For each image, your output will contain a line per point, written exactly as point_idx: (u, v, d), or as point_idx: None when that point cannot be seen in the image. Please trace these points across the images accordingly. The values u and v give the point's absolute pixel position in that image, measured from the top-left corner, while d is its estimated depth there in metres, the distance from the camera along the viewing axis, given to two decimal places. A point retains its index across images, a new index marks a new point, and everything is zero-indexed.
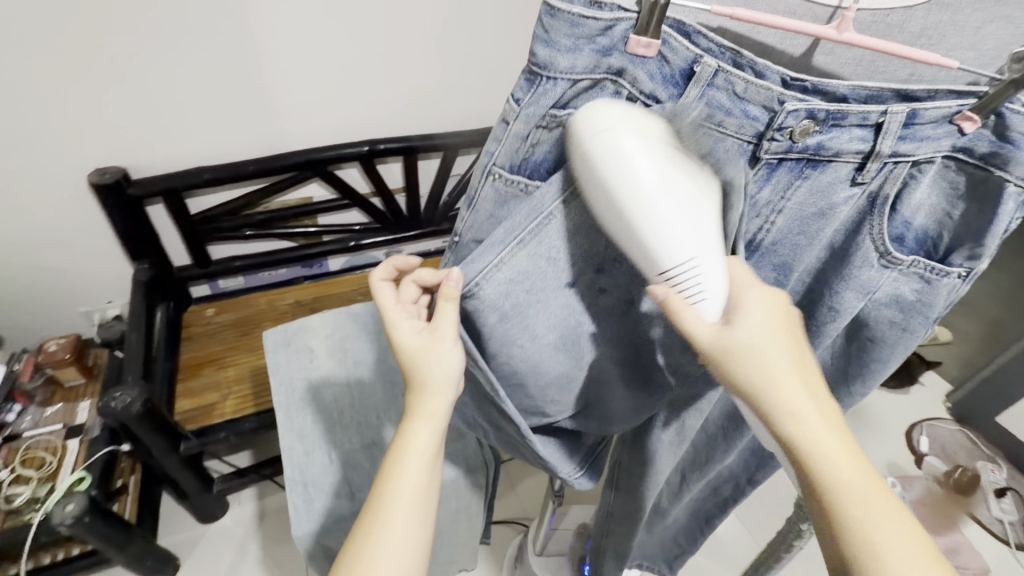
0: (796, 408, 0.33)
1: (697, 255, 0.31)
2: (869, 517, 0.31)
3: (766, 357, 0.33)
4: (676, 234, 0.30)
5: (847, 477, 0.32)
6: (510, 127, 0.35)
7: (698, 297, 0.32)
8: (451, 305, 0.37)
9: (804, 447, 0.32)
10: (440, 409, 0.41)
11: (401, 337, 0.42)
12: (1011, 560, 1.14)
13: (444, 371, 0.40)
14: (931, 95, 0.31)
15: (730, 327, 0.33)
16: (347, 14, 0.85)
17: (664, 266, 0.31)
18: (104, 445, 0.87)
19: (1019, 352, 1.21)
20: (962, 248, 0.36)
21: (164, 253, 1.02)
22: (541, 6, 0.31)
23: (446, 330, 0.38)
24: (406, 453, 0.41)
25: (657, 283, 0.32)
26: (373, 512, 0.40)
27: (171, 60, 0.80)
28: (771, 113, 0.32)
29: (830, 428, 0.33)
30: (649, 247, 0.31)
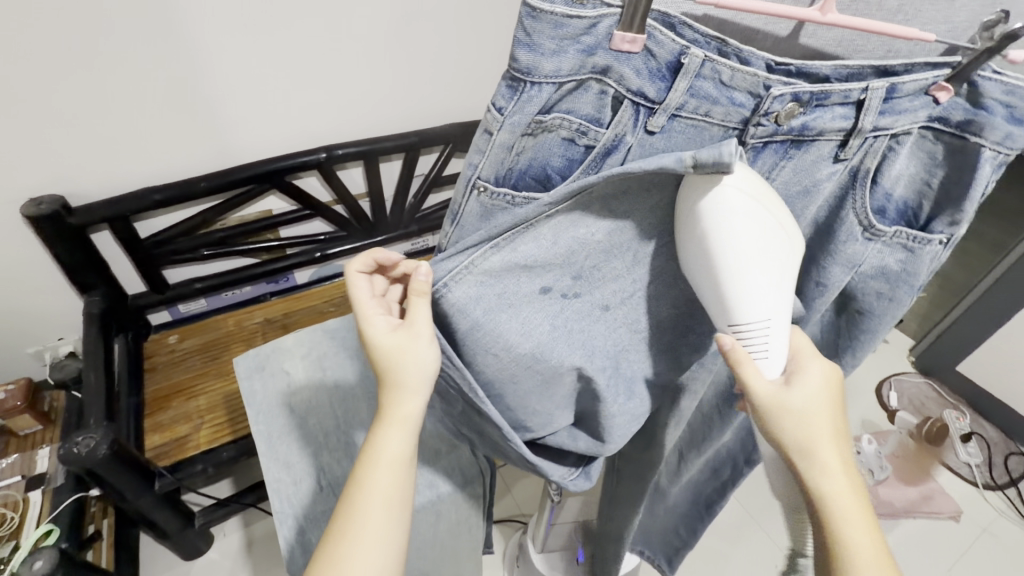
0: (832, 468, 0.36)
1: (773, 316, 0.33)
2: None
3: (814, 420, 0.36)
4: (760, 295, 0.32)
5: (863, 541, 0.35)
6: (493, 138, 0.33)
7: (763, 354, 0.35)
8: (422, 300, 0.37)
9: (826, 499, 0.35)
10: (413, 411, 0.41)
11: (373, 331, 0.40)
12: (979, 499, 1.21)
13: (419, 371, 0.39)
14: (908, 69, 0.31)
15: (789, 387, 0.36)
16: (292, 13, 0.81)
17: (738, 322, 0.33)
18: (72, 493, 0.82)
19: (972, 304, 1.28)
20: (943, 214, 0.36)
21: (116, 282, 0.95)
22: (521, 7, 0.29)
23: (421, 325, 0.38)
24: (376, 459, 0.40)
25: (725, 333, 0.35)
26: (347, 513, 0.39)
27: (101, 82, 0.74)
28: (756, 99, 0.32)
29: (855, 495, 0.36)
30: (731, 302, 0.32)
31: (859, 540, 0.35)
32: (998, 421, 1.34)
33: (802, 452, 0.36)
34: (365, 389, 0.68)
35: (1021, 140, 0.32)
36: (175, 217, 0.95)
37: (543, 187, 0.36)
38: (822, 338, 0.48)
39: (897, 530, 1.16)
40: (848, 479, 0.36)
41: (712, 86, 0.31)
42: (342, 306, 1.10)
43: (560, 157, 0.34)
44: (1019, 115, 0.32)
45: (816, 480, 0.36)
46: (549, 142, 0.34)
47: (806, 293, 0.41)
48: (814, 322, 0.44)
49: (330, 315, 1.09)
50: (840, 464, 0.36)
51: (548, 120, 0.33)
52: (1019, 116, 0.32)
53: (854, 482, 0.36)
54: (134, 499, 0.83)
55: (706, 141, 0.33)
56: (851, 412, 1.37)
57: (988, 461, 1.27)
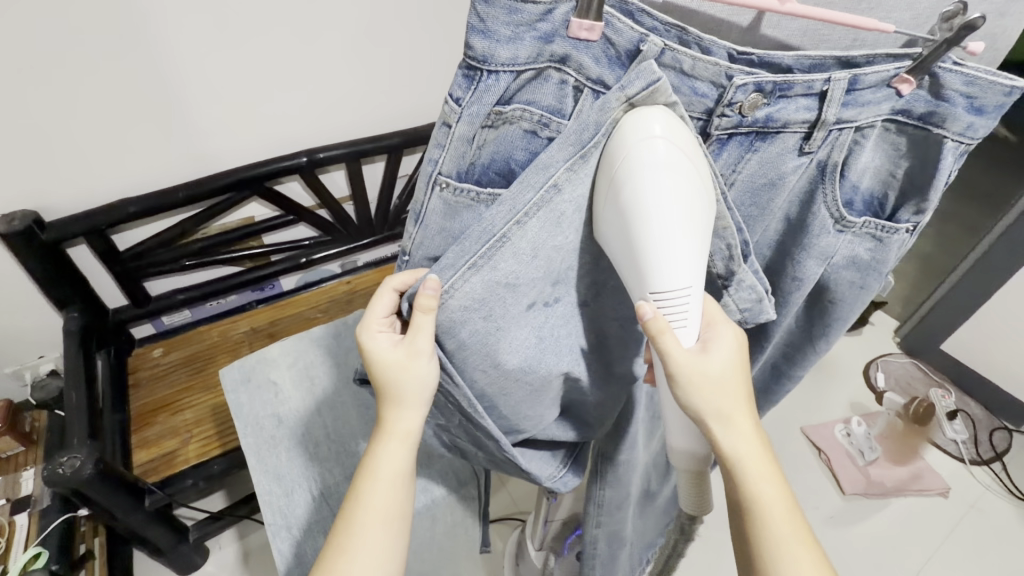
0: (740, 426, 0.37)
1: (691, 285, 0.32)
2: (782, 529, 0.36)
3: (725, 384, 0.36)
4: (676, 261, 0.31)
5: (770, 494, 0.37)
6: (452, 131, 0.33)
7: (680, 322, 0.33)
8: (428, 317, 0.33)
9: (738, 459, 0.37)
10: (413, 427, 0.40)
11: (376, 348, 0.39)
12: (966, 475, 1.24)
13: (417, 387, 0.38)
14: (869, 61, 0.31)
15: (707, 353, 0.35)
16: (264, 15, 0.79)
17: (657, 288, 0.32)
18: (60, 514, 0.82)
19: (954, 284, 1.30)
20: (908, 204, 0.36)
21: (94, 297, 0.93)
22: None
23: (423, 344, 0.35)
24: (373, 477, 0.39)
25: (645, 301, 0.33)
26: (345, 528, 0.39)
27: (67, 91, 0.72)
28: (719, 89, 0.32)
29: (762, 452, 0.37)
30: (648, 265, 0.31)
31: (768, 491, 0.37)
32: (982, 397, 1.37)
33: (717, 418, 0.36)
34: (354, 396, 0.67)
35: (981, 130, 0.33)
36: (153, 228, 0.93)
37: (508, 181, 0.35)
38: (795, 328, 0.48)
39: (888, 508, 1.18)
40: (753, 434, 0.37)
41: (673, 75, 0.31)
42: (329, 311, 1.09)
43: (523, 151, 0.34)
44: (981, 106, 0.32)
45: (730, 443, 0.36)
46: (510, 135, 0.33)
47: (782, 287, 0.42)
48: (790, 314, 0.44)
49: (316, 321, 1.08)
50: (748, 425, 0.37)
51: (507, 111, 0.33)
52: (980, 108, 0.32)
53: (758, 436, 0.38)
54: (124, 517, 0.81)
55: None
56: (840, 394, 1.39)
57: (974, 437, 1.30)
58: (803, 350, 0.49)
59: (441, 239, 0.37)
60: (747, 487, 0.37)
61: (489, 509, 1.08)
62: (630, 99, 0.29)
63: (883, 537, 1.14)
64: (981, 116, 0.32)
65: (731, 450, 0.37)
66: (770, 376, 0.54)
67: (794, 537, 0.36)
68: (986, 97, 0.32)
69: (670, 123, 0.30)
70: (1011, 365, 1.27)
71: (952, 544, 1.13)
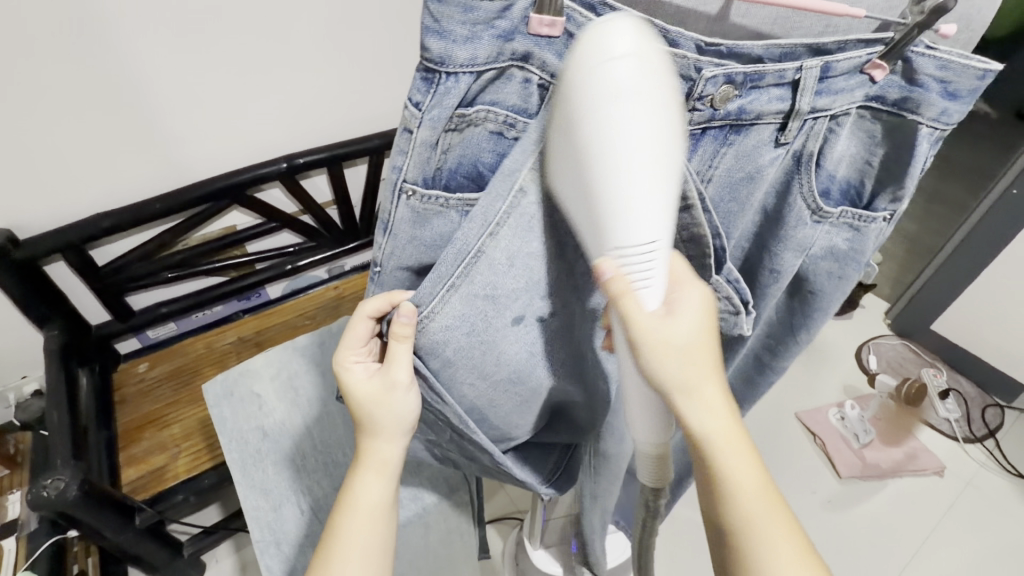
0: (708, 404, 0.35)
1: (655, 238, 0.30)
2: (750, 500, 0.36)
3: (690, 357, 0.34)
4: (642, 214, 0.28)
5: (738, 466, 0.36)
6: (414, 137, 0.31)
7: (644, 283, 0.31)
8: (404, 345, 0.34)
9: (705, 434, 0.35)
10: (392, 456, 0.40)
11: (352, 379, 0.39)
12: (961, 453, 1.25)
13: (395, 416, 0.38)
14: (840, 46, 0.30)
15: (670, 319, 0.33)
16: (234, 19, 0.77)
17: (621, 243, 0.29)
18: (48, 537, 0.80)
19: (942, 263, 1.31)
20: (885, 192, 0.36)
21: (75, 314, 0.91)
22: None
23: (400, 372, 0.35)
24: (353, 508, 0.39)
25: (605, 259, 0.30)
26: (324, 561, 0.38)
27: (32, 105, 0.70)
28: (690, 82, 0.30)
29: (730, 425, 0.36)
30: (610, 219, 0.29)
31: (738, 469, 0.36)
32: (974, 375, 1.38)
33: (682, 395, 0.35)
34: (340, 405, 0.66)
35: (955, 115, 0.32)
36: (133, 241, 0.91)
37: (475, 183, 0.35)
38: (776, 320, 0.47)
39: (884, 490, 1.18)
40: (722, 411, 0.36)
41: None
42: (317, 318, 1.08)
43: (490, 152, 0.34)
44: (955, 91, 0.31)
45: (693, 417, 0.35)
46: (475, 136, 0.33)
47: (759, 279, 0.41)
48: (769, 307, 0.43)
49: (305, 329, 1.07)
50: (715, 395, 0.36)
51: (471, 113, 0.32)
52: (954, 92, 0.31)
53: (728, 411, 0.36)
54: (115, 537, 0.80)
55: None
56: (833, 379, 1.39)
57: (966, 415, 1.30)
58: (785, 341, 0.48)
59: (411, 248, 0.36)
60: (717, 466, 0.36)
61: (487, 510, 1.08)
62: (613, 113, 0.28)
63: (882, 519, 1.14)
64: (956, 101, 0.32)
65: (698, 430, 0.35)
66: (752, 366, 0.53)
67: (766, 518, 0.35)
68: (960, 80, 0.31)
69: (640, 48, 0.25)
70: (1001, 342, 1.28)
71: (949, 522, 1.14)
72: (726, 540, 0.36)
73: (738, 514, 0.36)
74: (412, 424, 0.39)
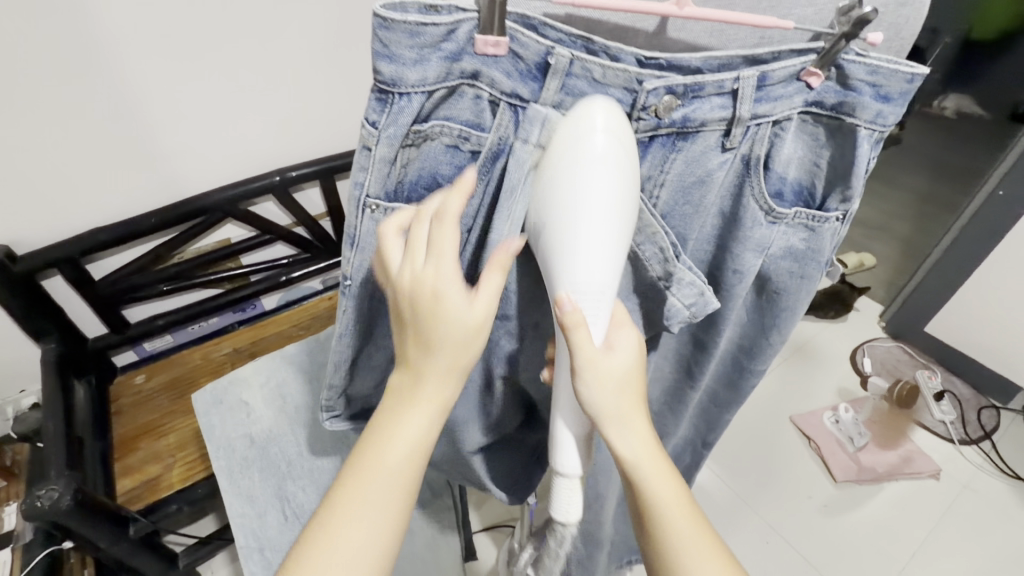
0: (635, 429, 0.38)
1: (607, 286, 0.34)
2: (679, 523, 0.39)
3: (626, 381, 0.38)
4: (597, 256, 0.32)
5: (666, 491, 0.39)
6: (373, 154, 0.32)
7: (593, 319, 0.34)
8: (499, 273, 0.33)
9: (632, 459, 0.38)
10: (446, 396, 0.36)
11: (436, 284, 0.33)
12: (956, 455, 1.24)
13: (460, 353, 0.34)
14: (775, 56, 0.31)
15: (610, 352, 0.37)
16: (225, 36, 0.79)
17: (577, 278, 0.33)
18: (43, 548, 0.80)
19: (935, 265, 1.31)
20: (835, 193, 0.37)
21: (72, 327, 0.92)
22: (371, 19, 0.28)
23: (483, 296, 0.33)
24: (393, 439, 0.35)
25: (564, 294, 0.34)
26: (350, 483, 0.36)
27: (28, 126, 0.72)
28: (633, 94, 0.32)
29: (658, 455, 0.39)
30: (568, 256, 0.32)
31: (663, 493, 0.39)
32: (968, 377, 1.38)
33: (614, 422, 0.38)
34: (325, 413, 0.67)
35: (891, 116, 0.34)
36: (128, 255, 0.93)
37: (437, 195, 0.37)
38: (747, 319, 0.47)
39: (879, 494, 1.18)
40: (647, 436, 0.39)
41: (585, 83, 0.32)
42: (312, 328, 1.09)
43: (448, 164, 0.36)
44: (886, 94, 0.33)
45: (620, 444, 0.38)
46: (433, 150, 0.35)
47: (724, 281, 0.41)
48: (736, 306, 0.44)
49: (299, 338, 1.08)
50: (641, 428, 0.39)
51: (427, 128, 0.34)
52: (886, 95, 0.33)
53: (653, 440, 0.40)
54: (110, 547, 0.80)
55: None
56: (828, 382, 1.39)
57: (962, 418, 1.30)
58: (758, 342, 0.48)
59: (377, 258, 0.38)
60: (641, 484, 0.39)
61: (480, 518, 1.08)
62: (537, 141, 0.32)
63: (878, 522, 1.14)
64: (889, 103, 0.33)
65: (626, 454, 0.38)
66: (732, 367, 0.53)
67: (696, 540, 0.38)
68: (891, 84, 0.33)
69: (617, 131, 0.31)
70: (995, 344, 1.28)
71: (946, 526, 1.13)
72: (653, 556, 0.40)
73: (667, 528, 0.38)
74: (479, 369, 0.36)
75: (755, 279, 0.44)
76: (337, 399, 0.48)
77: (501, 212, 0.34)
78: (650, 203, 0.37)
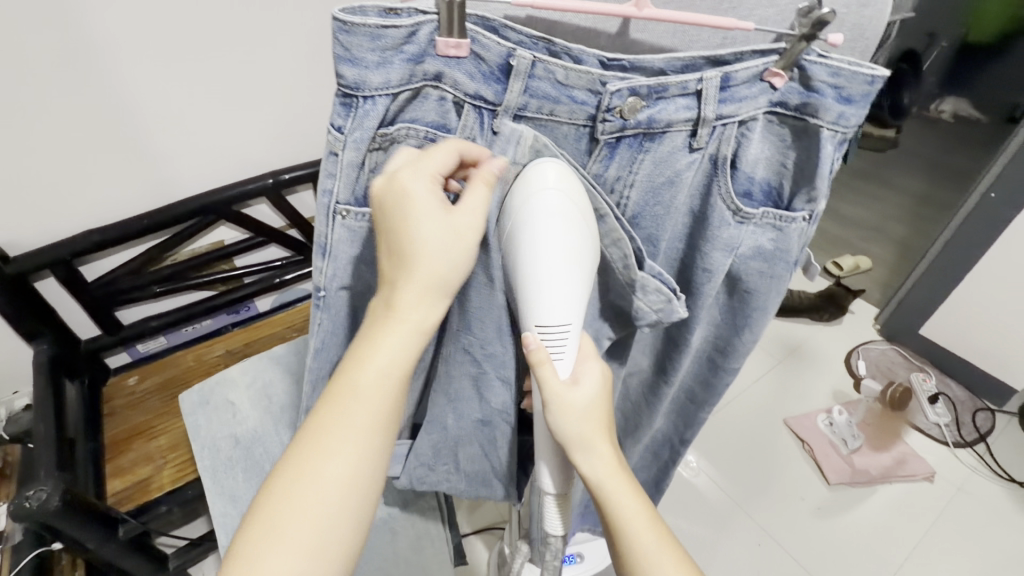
0: (601, 455, 0.40)
1: (571, 323, 0.35)
2: (644, 540, 0.40)
3: (591, 412, 0.38)
4: (555, 300, 0.34)
5: (633, 512, 0.40)
6: (340, 158, 0.33)
7: (559, 355, 0.36)
8: (483, 188, 0.33)
9: (598, 482, 0.40)
10: (422, 316, 0.35)
11: (410, 189, 0.32)
12: (951, 458, 1.24)
13: (440, 271, 0.34)
14: (737, 57, 0.33)
15: (575, 384, 0.38)
16: (216, 39, 0.80)
17: (539, 319, 0.35)
18: (32, 549, 0.81)
19: (929, 267, 1.31)
20: (801, 192, 0.37)
21: (66, 328, 0.93)
22: (330, 21, 0.29)
23: (463, 213, 0.34)
24: (366, 366, 0.35)
25: (531, 333, 0.36)
26: (327, 419, 0.35)
27: (10, 128, 0.72)
28: (597, 95, 0.34)
29: (624, 479, 0.41)
30: (530, 300, 0.35)
31: (630, 513, 0.40)
32: (962, 379, 1.38)
33: (579, 448, 0.39)
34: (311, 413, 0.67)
35: (853, 119, 0.34)
36: (122, 257, 0.94)
37: None
38: (721, 318, 0.47)
39: (873, 496, 1.18)
40: (613, 461, 0.40)
41: (549, 85, 0.33)
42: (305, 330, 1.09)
43: None
44: (848, 95, 0.33)
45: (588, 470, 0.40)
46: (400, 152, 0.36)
47: (695, 280, 0.42)
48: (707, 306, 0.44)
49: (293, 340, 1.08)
50: (608, 452, 0.40)
51: (393, 132, 0.34)
52: (847, 97, 0.33)
53: (619, 464, 0.41)
54: (98, 549, 0.79)
55: (560, 136, 0.36)
56: (822, 384, 1.39)
57: (956, 420, 1.30)
58: (731, 340, 0.48)
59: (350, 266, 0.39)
60: (609, 505, 0.40)
61: (472, 521, 1.08)
62: (522, 162, 0.34)
63: (871, 524, 1.13)
64: (851, 105, 0.34)
65: (593, 478, 0.40)
66: (706, 367, 0.53)
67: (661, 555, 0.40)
68: (852, 86, 0.33)
69: (570, 184, 0.33)
70: (989, 346, 1.28)
71: (940, 528, 1.12)
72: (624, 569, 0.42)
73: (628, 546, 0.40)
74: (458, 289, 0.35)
75: (726, 278, 0.44)
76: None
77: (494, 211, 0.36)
78: (620, 202, 0.38)
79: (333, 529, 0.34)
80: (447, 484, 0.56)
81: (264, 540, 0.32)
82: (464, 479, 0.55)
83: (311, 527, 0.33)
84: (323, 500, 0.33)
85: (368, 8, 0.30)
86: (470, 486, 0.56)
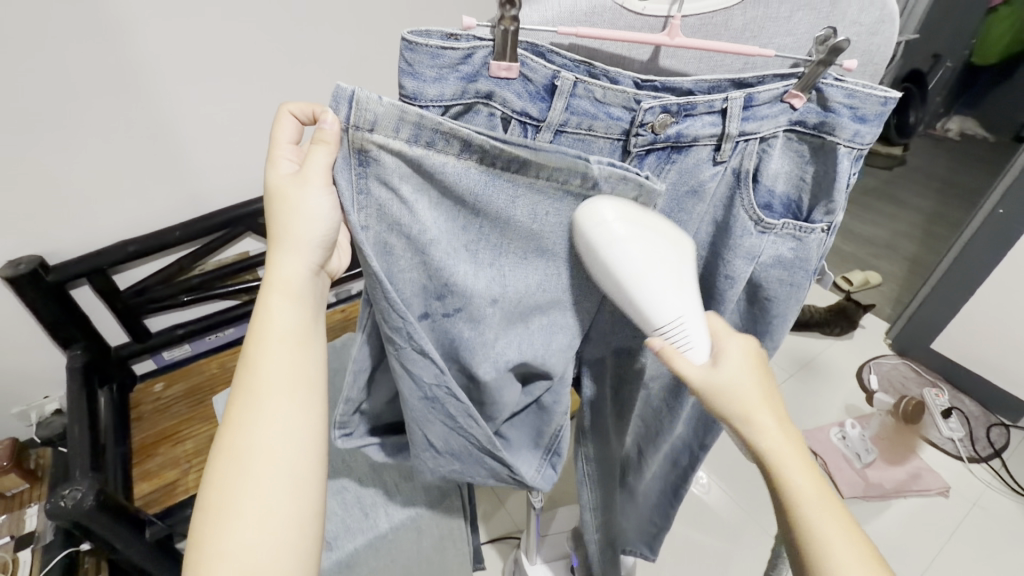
0: (771, 426, 0.39)
1: (682, 313, 0.39)
2: (828, 520, 0.37)
3: (745, 389, 0.39)
4: (663, 299, 0.38)
5: (803, 480, 0.38)
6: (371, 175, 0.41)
7: (687, 346, 0.39)
8: (324, 148, 0.35)
9: (773, 455, 0.39)
10: (291, 276, 0.39)
11: (277, 168, 0.39)
12: (967, 473, 1.24)
13: (309, 233, 0.38)
14: (760, 80, 0.37)
15: (717, 366, 0.39)
16: (254, 61, 0.84)
17: (656, 323, 0.39)
18: (61, 549, 0.82)
19: (938, 282, 1.33)
20: (819, 205, 0.41)
21: (99, 335, 0.95)
22: (399, 42, 0.33)
23: (314, 175, 0.36)
24: (269, 339, 0.39)
25: (653, 336, 0.40)
26: (238, 405, 0.38)
27: (57, 143, 0.75)
28: (632, 112, 0.37)
29: (797, 451, 0.39)
30: (643, 310, 0.39)
31: (805, 481, 0.38)
32: (977, 395, 1.38)
33: (744, 421, 0.39)
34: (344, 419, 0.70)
35: (867, 136, 0.38)
36: (156, 266, 0.97)
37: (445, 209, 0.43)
38: (741, 325, 0.50)
39: (889, 510, 1.17)
40: (785, 433, 0.39)
41: (589, 103, 0.37)
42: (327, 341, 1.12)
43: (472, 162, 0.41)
44: (863, 115, 0.37)
45: (756, 440, 0.39)
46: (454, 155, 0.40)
47: (717, 287, 0.45)
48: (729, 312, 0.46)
49: None
50: (777, 424, 0.39)
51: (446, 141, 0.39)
52: (862, 116, 0.37)
53: (791, 437, 0.39)
54: (126, 549, 0.80)
55: (595, 151, 0.39)
56: (834, 398, 1.39)
57: (970, 435, 1.30)
58: None
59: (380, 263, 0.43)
60: (784, 481, 0.38)
61: (487, 529, 1.09)
62: (369, 126, 0.33)
63: (889, 540, 1.12)
64: (865, 124, 0.37)
65: (767, 451, 0.39)
66: None
67: (849, 540, 0.36)
68: (866, 107, 0.37)
69: (625, 209, 0.38)
70: (1002, 361, 1.28)
71: (958, 542, 1.12)
72: (803, 565, 0.37)
73: (817, 538, 0.36)
74: (324, 244, 0.40)
75: (747, 287, 0.46)
76: (351, 416, 0.48)
77: (435, 167, 0.35)
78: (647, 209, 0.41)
79: (284, 495, 0.36)
80: (444, 470, 0.51)
81: (222, 536, 0.34)
82: (457, 461, 0.50)
83: (250, 487, 0.36)
84: (260, 450, 0.37)
85: (433, 32, 0.34)
86: (466, 467, 0.50)
